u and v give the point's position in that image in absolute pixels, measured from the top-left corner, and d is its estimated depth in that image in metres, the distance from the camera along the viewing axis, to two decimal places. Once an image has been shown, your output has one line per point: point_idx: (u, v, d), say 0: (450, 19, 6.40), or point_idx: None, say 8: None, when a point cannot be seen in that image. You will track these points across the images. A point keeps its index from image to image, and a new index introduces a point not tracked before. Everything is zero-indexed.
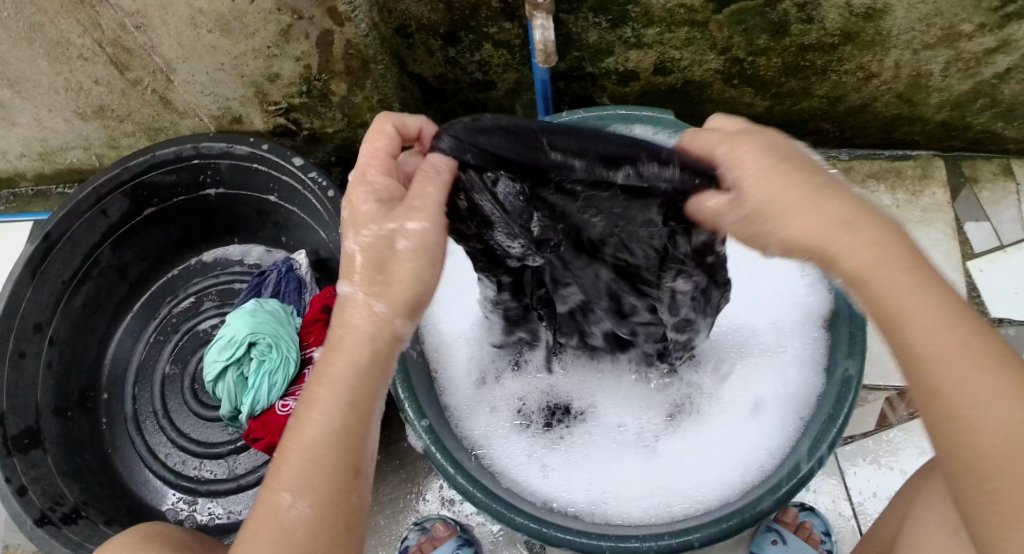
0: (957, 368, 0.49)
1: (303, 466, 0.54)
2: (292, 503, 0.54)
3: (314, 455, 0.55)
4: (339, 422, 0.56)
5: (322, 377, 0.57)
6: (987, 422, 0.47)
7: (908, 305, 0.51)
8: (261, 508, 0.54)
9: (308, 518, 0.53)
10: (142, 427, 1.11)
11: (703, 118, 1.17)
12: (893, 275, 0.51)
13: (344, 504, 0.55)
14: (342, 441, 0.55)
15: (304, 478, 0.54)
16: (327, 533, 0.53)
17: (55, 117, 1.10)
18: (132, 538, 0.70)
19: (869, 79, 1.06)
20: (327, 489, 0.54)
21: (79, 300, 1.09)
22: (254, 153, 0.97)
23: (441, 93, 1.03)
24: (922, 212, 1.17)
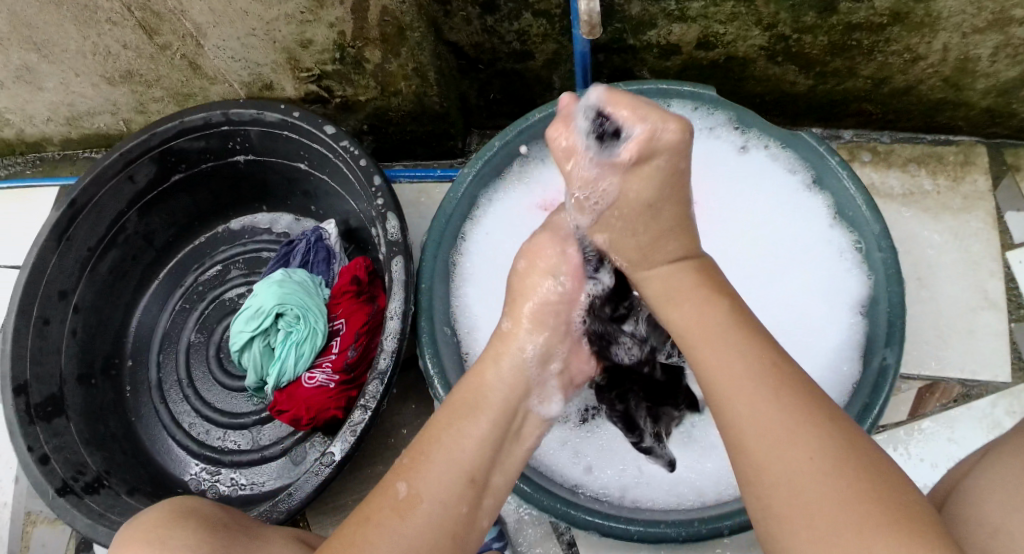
0: (767, 414, 0.53)
1: (439, 465, 0.59)
2: (406, 494, 0.57)
3: (446, 457, 0.59)
4: (475, 437, 0.61)
5: (466, 395, 0.64)
6: (794, 462, 0.50)
7: (712, 353, 0.59)
8: (375, 498, 0.57)
9: (422, 519, 0.56)
10: (166, 395, 1.10)
11: (743, 95, 1.14)
12: (717, 332, 0.59)
13: (459, 514, 0.58)
14: (470, 451, 0.60)
15: (429, 477, 0.58)
16: (436, 536, 0.56)
17: (82, 82, 1.08)
18: (165, 512, 0.69)
19: (915, 61, 1.03)
20: (445, 490, 0.58)
21: (105, 266, 1.08)
22: (285, 120, 0.95)
23: (477, 62, 1.00)
24: (962, 200, 1.12)
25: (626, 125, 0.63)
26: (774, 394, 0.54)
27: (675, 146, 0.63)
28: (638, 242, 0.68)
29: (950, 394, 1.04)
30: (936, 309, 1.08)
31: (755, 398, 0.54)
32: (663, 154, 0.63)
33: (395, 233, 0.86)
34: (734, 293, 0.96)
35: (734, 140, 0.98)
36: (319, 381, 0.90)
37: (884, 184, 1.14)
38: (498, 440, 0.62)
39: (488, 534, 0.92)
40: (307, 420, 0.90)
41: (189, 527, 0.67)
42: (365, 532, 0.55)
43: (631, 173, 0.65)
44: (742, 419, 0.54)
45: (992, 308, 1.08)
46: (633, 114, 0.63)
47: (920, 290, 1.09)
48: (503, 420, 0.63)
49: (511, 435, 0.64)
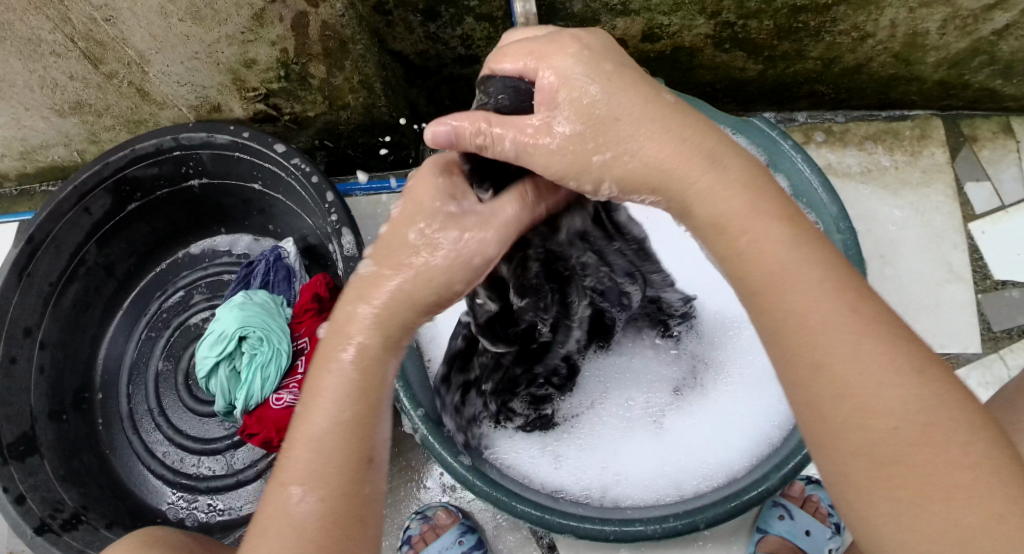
0: (864, 404, 0.46)
1: (312, 458, 0.51)
2: (303, 496, 0.50)
3: (322, 440, 0.51)
4: (346, 410, 0.52)
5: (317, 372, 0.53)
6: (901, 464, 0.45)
7: (815, 318, 0.48)
8: (270, 505, 0.51)
9: (320, 512, 0.50)
10: (139, 426, 1.10)
11: (694, 84, 1.14)
12: (808, 295, 0.49)
13: (357, 496, 0.51)
14: (349, 423, 0.52)
15: (312, 469, 0.51)
16: (337, 528, 0.50)
17: (33, 115, 1.07)
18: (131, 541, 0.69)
19: (864, 39, 1.03)
20: (333, 476, 0.51)
21: (68, 300, 1.07)
22: (235, 142, 0.94)
23: (424, 70, 1.00)
24: (921, 173, 1.13)
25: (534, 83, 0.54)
26: (897, 385, 0.46)
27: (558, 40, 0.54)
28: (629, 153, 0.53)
29: None
30: (900, 286, 1.09)
31: (867, 393, 0.46)
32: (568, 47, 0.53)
33: (351, 249, 0.86)
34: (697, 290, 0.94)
35: None
36: (286, 402, 0.90)
37: (842, 162, 1.15)
38: (370, 411, 0.53)
39: (467, 543, 0.92)
40: (278, 441, 0.89)
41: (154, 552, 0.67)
42: (267, 537, 0.50)
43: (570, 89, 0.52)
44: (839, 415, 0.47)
45: (957, 280, 1.09)
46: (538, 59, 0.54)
47: (883, 267, 1.10)
48: (381, 380, 0.53)
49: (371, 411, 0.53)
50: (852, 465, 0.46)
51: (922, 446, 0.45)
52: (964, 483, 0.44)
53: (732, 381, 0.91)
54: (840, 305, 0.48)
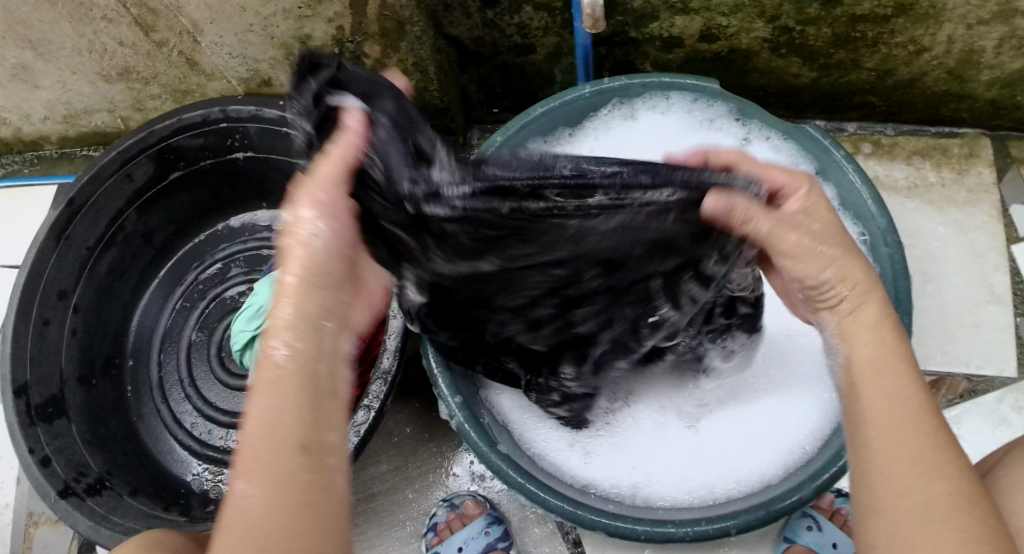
0: (906, 469, 0.50)
1: (260, 452, 0.50)
2: (246, 491, 0.49)
3: (262, 438, 0.50)
4: (293, 404, 0.52)
5: (262, 369, 0.53)
6: (946, 534, 0.47)
7: (883, 395, 0.54)
8: (227, 509, 0.50)
9: (269, 508, 0.48)
10: (168, 394, 1.09)
11: (746, 87, 1.12)
12: (879, 376, 0.56)
13: (308, 485, 0.50)
14: (294, 422, 0.51)
15: (252, 465, 0.49)
16: (287, 519, 0.48)
17: (79, 79, 1.07)
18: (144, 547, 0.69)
19: (920, 53, 1.01)
20: (270, 473, 0.49)
21: (104, 266, 1.07)
22: (284, 118, 0.94)
23: (478, 56, 0.97)
24: (967, 192, 1.11)
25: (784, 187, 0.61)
26: (944, 456, 0.51)
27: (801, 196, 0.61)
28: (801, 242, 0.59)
29: (956, 388, 1.04)
30: (940, 305, 1.08)
31: (909, 459, 0.51)
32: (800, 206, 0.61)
33: None
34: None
35: (735, 133, 0.96)
36: None
37: (889, 176, 1.13)
38: (313, 399, 0.53)
39: (493, 535, 0.92)
40: None
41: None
42: (224, 540, 0.48)
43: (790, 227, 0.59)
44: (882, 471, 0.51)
45: (997, 302, 1.07)
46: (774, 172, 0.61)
47: (925, 284, 1.08)
48: (322, 359, 0.55)
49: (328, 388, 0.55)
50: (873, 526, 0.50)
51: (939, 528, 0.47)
52: None
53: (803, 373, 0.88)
54: (916, 389, 0.54)
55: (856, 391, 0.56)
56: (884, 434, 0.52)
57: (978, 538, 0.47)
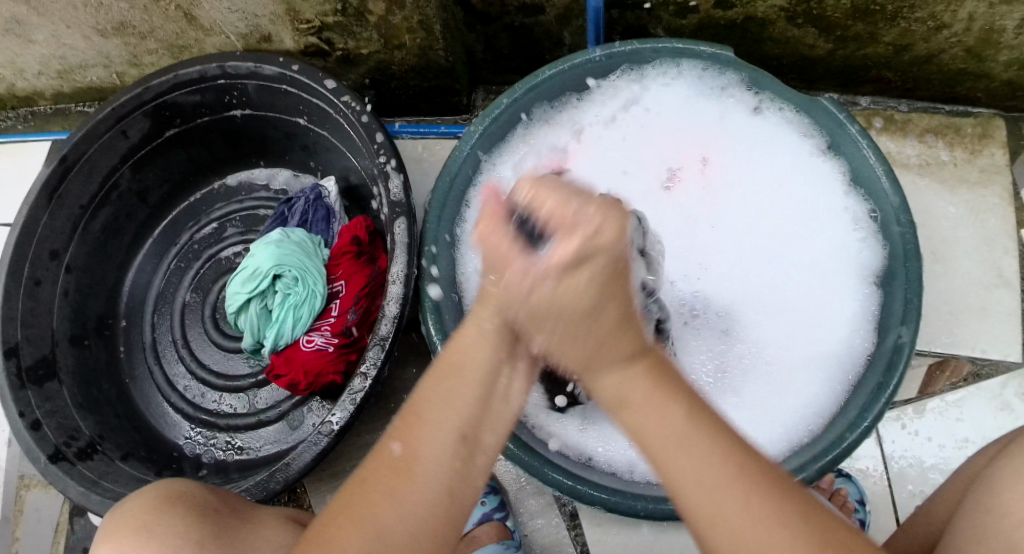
0: (719, 483, 0.46)
1: (430, 425, 0.51)
2: (401, 453, 0.51)
3: (436, 416, 0.51)
4: (468, 394, 0.52)
5: (451, 354, 0.53)
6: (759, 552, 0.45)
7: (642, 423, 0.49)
8: (372, 459, 0.51)
9: (419, 480, 0.50)
10: (162, 356, 1.08)
11: (761, 57, 1.09)
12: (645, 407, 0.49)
13: (453, 472, 0.51)
14: (462, 411, 0.51)
15: (419, 436, 0.50)
16: (429, 508, 0.50)
17: (74, 33, 1.04)
18: (153, 499, 0.71)
19: (939, 29, 0.98)
20: (430, 449, 0.50)
21: (98, 224, 1.05)
22: (283, 74, 0.91)
23: (485, 15, 0.94)
24: (979, 173, 1.08)
25: (552, 230, 0.46)
26: (721, 469, 0.47)
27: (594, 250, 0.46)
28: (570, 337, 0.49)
29: (960, 372, 1.02)
30: (949, 287, 1.05)
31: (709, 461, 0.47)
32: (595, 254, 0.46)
33: (397, 193, 0.83)
34: (731, 265, 0.93)
35: (746, 102, 0.92)
36: (317, 345, 0.88)
37: (901, 153, 1.11)
38: (489, 399, 0.52)
39: (489, 504, 0.90)
40: (305, 385, 0.88)
41: (177, 512, 0.69)
42: (363, 495, 0.50)
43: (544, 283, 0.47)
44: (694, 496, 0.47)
45: (1005, 286, 1.05)
46: (557, 213, 0.46)
47: (933, 264, 1.06)
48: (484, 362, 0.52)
49: (502, 395, 0.54)
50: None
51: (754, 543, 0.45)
52: None
53: (803, 352, 0.87)
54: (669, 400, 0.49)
55: (626, 430, 0.50)
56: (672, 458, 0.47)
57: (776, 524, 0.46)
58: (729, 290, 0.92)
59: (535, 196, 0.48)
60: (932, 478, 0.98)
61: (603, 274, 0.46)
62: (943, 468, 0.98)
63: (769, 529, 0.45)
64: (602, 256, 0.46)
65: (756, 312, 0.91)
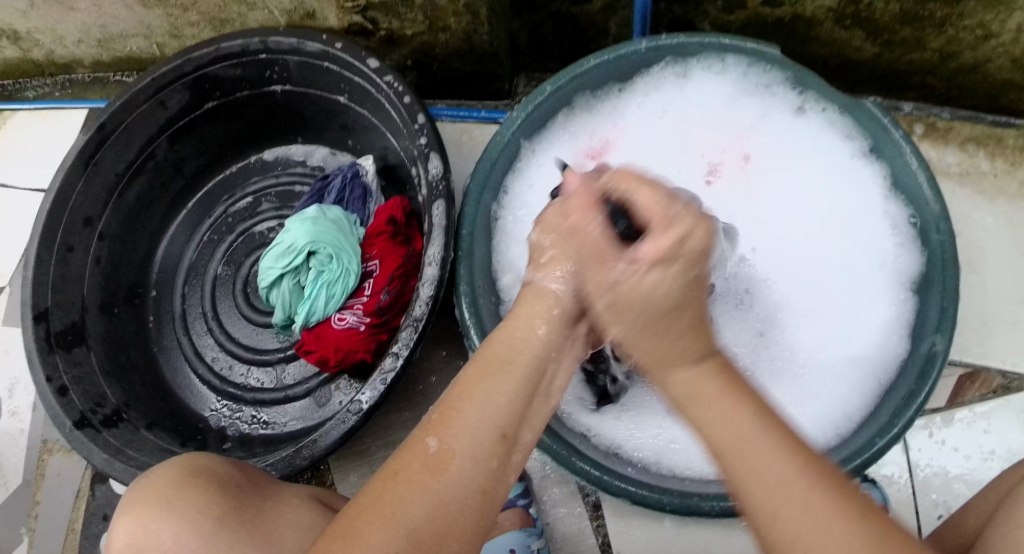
0: (778, 478, 0.47)
1: (469, 421, 0.52)
2: (440, 454, 0.51)
3: (480, 411, 0.53)
4: (509, 389, 0.54)
5: (497, 348, 0.56)
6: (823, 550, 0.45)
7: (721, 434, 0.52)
8: (407, 452, 0.51)
9: (457, 470, 0.50)
10: (191, 327, 1.08)
11: (805, 56, 1.08)
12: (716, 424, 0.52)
13: (490, 471, 0.52)
14: (503, 408, 0.53)
15: (460, 431, 0.52)
16: (462, 502, 0.50)
17: (116, 3, 1.04)
18: (175, 474, 0.71)
19: (987, 38, 0.97)
20: (471, 446, 0.51)
21: (132, 193, 1.06)
22: (326, 52, 0.90)
23: (531, 2, 0.93)
24: (1019, 185, 1.07)
25: (649, 223, 0.56)
26: (784, 466, 0.48)
27: (696, 255, 0.55)
28: (650, 344, 0.55)
29: (989, 384, 1.01)
30: (983, 298, 1.04)
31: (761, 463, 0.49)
32: (690, 265, 0.55)
33: (437, 174, 0.83)
34: (772, 255, 0.92)
35: (790, 100, 0.91)
36: (349, 323, 0.88)
37: (941, 161, 1.09)
38: (531, 394, 0.55)
39: (514, 491, 0.91)
40: (335, 361, 0.88)
41: (200, 487, 0.69)
42: (395, 485, 0.50)
43: (642, 276, 0.55)
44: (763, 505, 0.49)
45: None
46: (654, 208, 0.56)
47: (968, 275, 1.05)
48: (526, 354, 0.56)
49: (543, 393, 0.57)
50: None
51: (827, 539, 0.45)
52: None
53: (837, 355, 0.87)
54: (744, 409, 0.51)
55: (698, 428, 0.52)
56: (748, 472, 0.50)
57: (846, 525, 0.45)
58: (772, 291, 0.90)
59: (635, 187, 0.58)
60: (956, 488, 0.97)
61: (678, 258, 0.55)
62: (968, 479, 0.97)
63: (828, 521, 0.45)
64: (690, 260, 0.55)
65: (793, 314, 0.89)
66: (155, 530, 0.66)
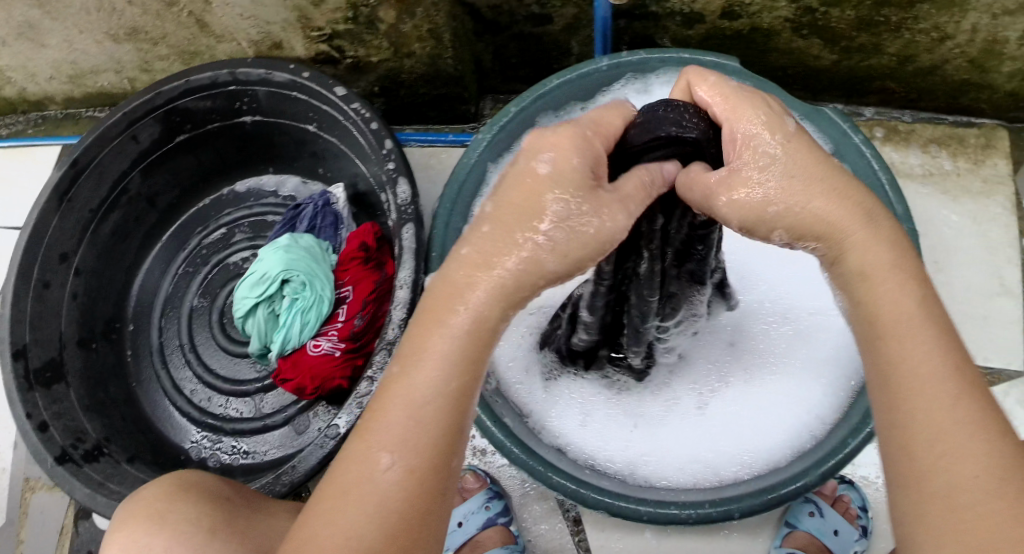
0: (941, 403, 0.46)
1: (407, 424, 0.46)
2: (392, 466, 0.46)
3: (412, 416, 0.46)
4: (453, 380, 0.47)
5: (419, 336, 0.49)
6: (962, 483, 0.43)
7: (928, 411, 0.46)
8: (348, 469, 0.46)
9: (406, 485, 0.45)
10: (168, 360, 1.08)
11: (765, 67, 1.10)
12: (931, 399, 0.46)
13: (445, 470, 0.47)
14: (448, 401, 0.47)
15: (406, 437, 0.46)
16: (415, 511, 0.45)
17: (86, 38, 1.05)
18: (167, 486, 0.71)
19: (943, 40, 0.99)
20: (425, 458, 0.46)
21: (107, 228, 1.06)
22: (294, 81, 0.92)
23: (494, 25, 0.94)
24: (983, 183, 1.09)
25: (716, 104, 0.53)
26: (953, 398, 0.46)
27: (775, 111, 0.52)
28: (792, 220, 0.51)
29: None
30: (952, 297, 1.06)
31: (1000, 455, 0.44)
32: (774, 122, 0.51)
33: (405, 198, 0.84)
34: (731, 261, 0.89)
35: None
36: (324, 349, 0.88)
37: (905, 163, 1.11)
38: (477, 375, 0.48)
39: (494, 509, 0.91)
40: (312, 388, 0.89)
41: (189, 501, 0.69)
42: (342, 510, 0.45)
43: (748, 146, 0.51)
44: (960, 487, 0.43)
45: (1008, 295, 1.05)
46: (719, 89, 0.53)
47: (936, 274, 1.07)
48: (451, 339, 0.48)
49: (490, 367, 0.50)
50: (920, 488, 0.45)
51: (970, 471, 0.43)
52: (977, 504, 0.42)
53: (810, 354, 0.85)
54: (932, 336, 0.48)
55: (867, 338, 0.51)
56: (965, 456, 0.44)
57: (997, 469, 0.43)
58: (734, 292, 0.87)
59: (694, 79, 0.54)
60: None
61: (791, 129, 0.51)
62: None
63: (976, 459, 0.44)
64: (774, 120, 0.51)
65: (766, 318, 0.87)
66: (147, 542, 0.67)
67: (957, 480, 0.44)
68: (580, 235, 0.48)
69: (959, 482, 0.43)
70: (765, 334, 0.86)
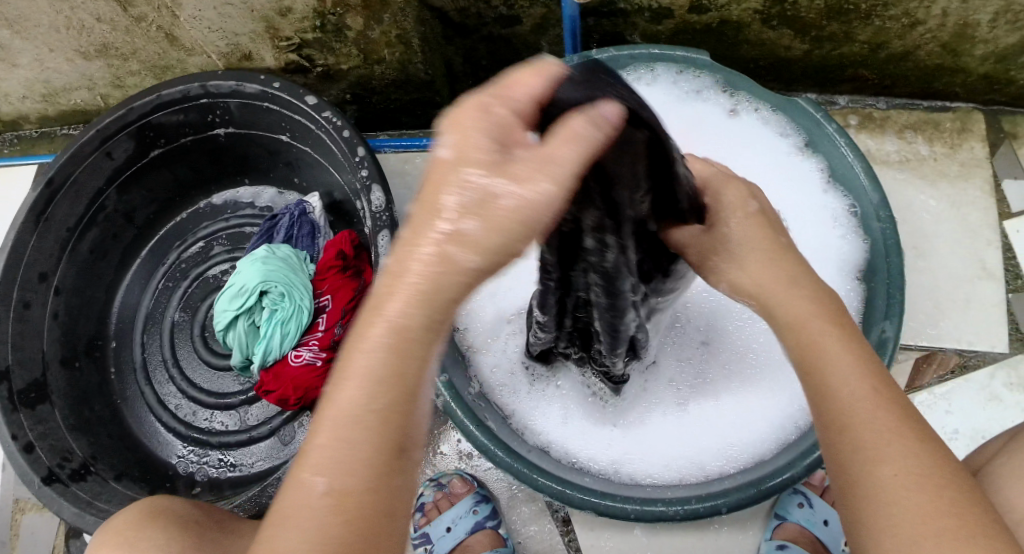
0: (866, 410, 0.50)
1: (336, 449, 0.42)
2: (326, 491, 0.42)
3: (341, 436, 0.42)
4: (379, 398, 0.42)
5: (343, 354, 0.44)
6: (889, 481, 0.47)
7: (857, 417, 0.50)
8: (285, 499, 0.43)
9: (342, 510, 0.41)
10: (152, 376, 1.08)
11: (737, 59, 1.11)
12: (857, 408, 0.50)
13: (388, 490, 0.43)
14: (380, 418, 0.42)
15: (335, 461, 0.42)
16: (357, 537, 0.41)
17: (56, 57, 1.04)
18: (137, 513, 0.72)
19: (914, 26, 0.99)
20: (359, 481, 0.42)
21: (85, 246, 1.06)
22: (264, 92, 0.91)
23: (462, 28, 0.94)
24: (960, 167, 1.09)
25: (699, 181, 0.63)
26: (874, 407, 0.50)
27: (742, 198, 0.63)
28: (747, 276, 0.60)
29: (947, 365, 1.02)
30: (933, 282, 1.06)
31: (921, 454, 0.48)
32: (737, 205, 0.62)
33: (379, 205, 0.84)
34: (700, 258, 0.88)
35: (723, 103, 0.93)
36: (306, 359, 0.88)
37: (881, 150, 1.12)
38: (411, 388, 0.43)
39: (481, 513, 0.92)
40: (294, 400, 0.88)
41: (158, 525, 0.70)
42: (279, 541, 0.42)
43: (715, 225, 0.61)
44: (889, 486, 0.47)
45: (988, 278, 1.06)
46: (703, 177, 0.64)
47: (916, 260, 1.07)
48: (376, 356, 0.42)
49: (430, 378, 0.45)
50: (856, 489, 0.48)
51: (895, 468, 0.47)
52: (905, 500, 0.46)
53: None
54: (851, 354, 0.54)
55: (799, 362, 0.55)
56: (891, 457, 0.48)
57: (919, 467, 0.47)
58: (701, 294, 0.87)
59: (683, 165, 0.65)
60: None
61: (752, 211, 0.62)
62: None
63: (900, 460, 0.48)
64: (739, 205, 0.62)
65: (743, 314, 0.87)
66: None
67: (884, 478, 0.47)
68: (492, 217, 0.42)
69: (888, 480, 0.47)
70: (746, 328, 0.86)
